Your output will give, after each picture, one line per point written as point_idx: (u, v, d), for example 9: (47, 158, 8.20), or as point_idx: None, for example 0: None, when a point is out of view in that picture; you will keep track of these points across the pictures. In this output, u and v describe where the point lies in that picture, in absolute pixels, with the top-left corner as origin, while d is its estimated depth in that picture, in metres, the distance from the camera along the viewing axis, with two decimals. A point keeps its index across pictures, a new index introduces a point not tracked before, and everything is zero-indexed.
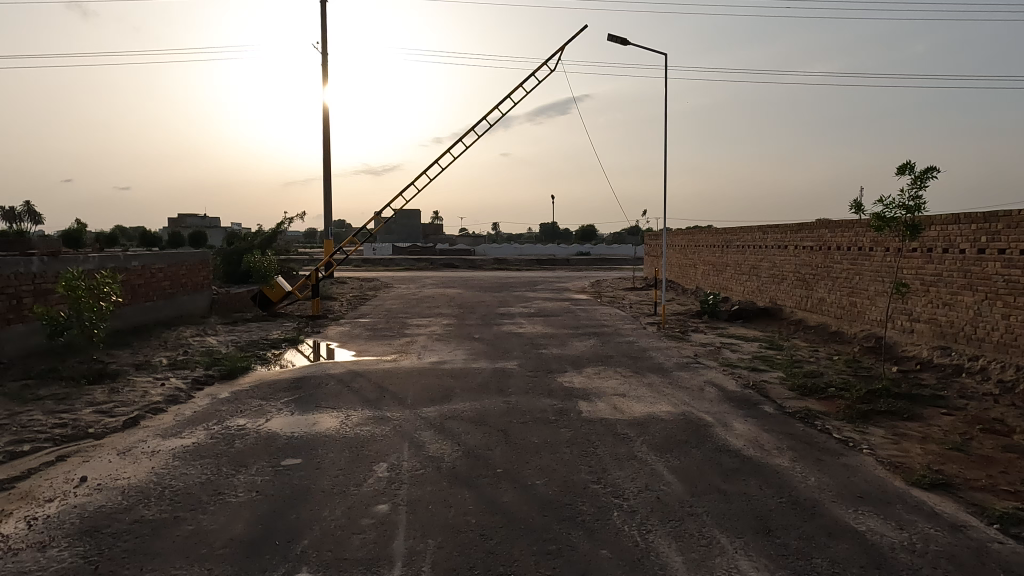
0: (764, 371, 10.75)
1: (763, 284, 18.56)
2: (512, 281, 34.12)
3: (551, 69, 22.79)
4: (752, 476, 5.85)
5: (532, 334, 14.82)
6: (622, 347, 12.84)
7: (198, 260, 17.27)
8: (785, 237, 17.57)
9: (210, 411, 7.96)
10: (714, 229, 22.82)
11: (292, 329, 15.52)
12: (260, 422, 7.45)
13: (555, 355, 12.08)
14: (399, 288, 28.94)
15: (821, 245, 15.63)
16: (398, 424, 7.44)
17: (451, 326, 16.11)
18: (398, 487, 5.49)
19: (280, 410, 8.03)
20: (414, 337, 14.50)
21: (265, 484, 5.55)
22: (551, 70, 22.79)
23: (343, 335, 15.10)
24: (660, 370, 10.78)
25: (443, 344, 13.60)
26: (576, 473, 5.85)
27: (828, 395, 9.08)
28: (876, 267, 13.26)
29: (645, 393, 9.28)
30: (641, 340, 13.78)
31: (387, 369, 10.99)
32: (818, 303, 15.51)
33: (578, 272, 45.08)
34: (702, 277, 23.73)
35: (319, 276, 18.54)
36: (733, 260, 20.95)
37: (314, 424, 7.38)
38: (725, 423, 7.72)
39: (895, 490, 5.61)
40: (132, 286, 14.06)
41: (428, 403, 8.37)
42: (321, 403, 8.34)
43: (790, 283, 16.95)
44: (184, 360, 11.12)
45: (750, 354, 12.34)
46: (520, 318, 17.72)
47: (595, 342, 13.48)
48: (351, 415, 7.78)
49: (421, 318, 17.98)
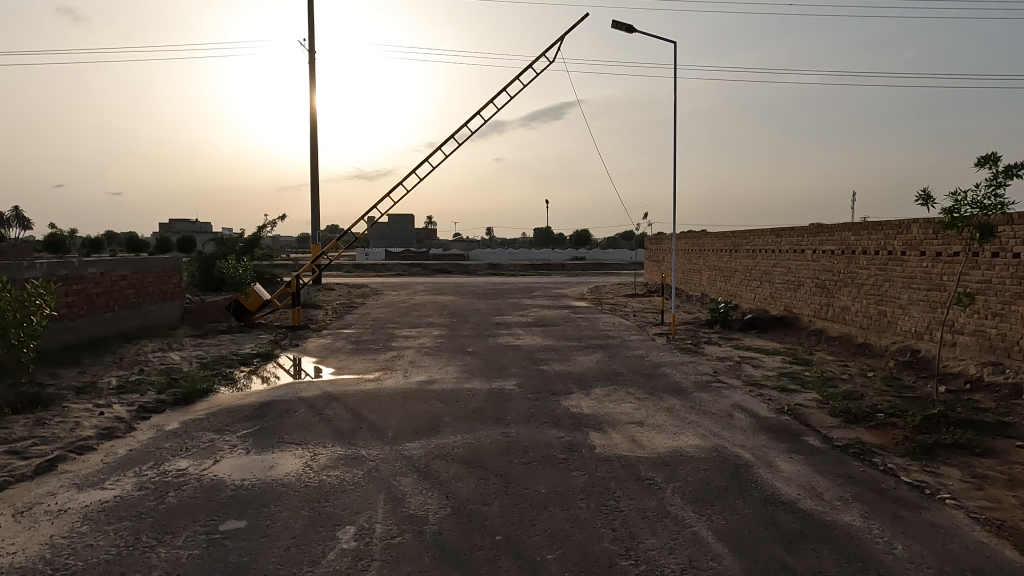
0: (796, 392, 9.49)
1: (777, 291, 17.38)
2: (507, 287, 32.91)
3: (550, 60, 20.15)
4: (822, 545, 4.57)
5: (531, 347, 13.51)
6: (632, 363, 11.54)
7: (168, 266, 15.94)
8: (801, 240, 16.39)
9: (149, 449, 6.62)
10: (722, 233, 21.63)
11: (267, 342, 14.17)
12: (205, 465, 6.11)
13: (558, 373, 10.79)
14: (390, 294, 27.67)
15: (843, 249, 14.44)
16: (374, 467, 6.11)
17: (442, 338, 14.79)
18: (365, 567, 4.17)
19: (234, 448, 6.70)
20: (402, 351, 13.18)
21: (192, 562, 4.23)
22: (550, 61, 20.15)
23: (324, 348, 13.77)
24: (678, 392, 9.48)
25: (433, 359, 12.28)
26: (597, 542, 4.55)
27: (878, 423, 7.82)
28: (910, 273, 12.05)
29: (666, 420, 8.00)
30: (652, 354, 12.53)
31: (368, 391, 9.67)
32: (842, 311, 14.29)
33: (574, 277, 43.87)
34: (708, 284, 22.54)
35: (301, 283, 17.23)
36: (743, 265, 19.77)
37: (271, 468, 6.05)
38: (769, 462, 6.41)
39: (1011, 565, 4.33)
40: (88, 295, 12.72)
41: (411, 438, 7.04)
42: (285, 438, 7.01)
43: (808, 290, 15.76)
44: (137, 381, 9.77)
45: (775, 371, 11.07)
46: (517, 329, 16.45)
47: (601, 357, 12.18)
48: (320, 455, 6.45)
49: (410, 328, 16.67)
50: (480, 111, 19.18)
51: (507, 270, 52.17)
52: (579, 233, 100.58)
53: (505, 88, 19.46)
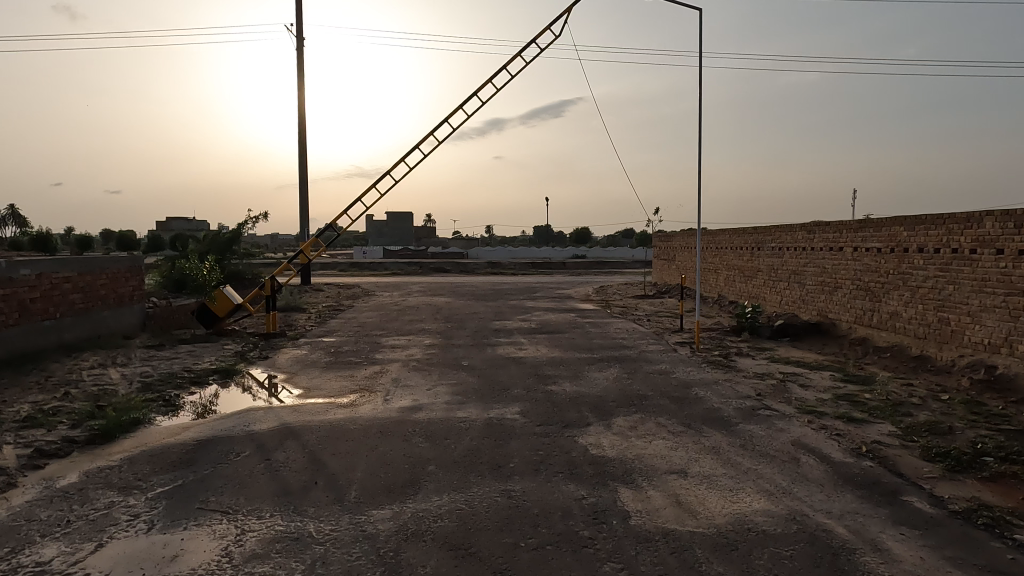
0: (866, 425, 7.65)
1: (809, 293, 15.60)
2: (506, 287, 31.08)
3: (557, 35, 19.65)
4: None
5: (536, 360, 11.66)
6: (657, 383, 9.68)
7: (125, 267, 14.15)
8: (838, 237, 14.60)
9: (15, 523, 4.78)
10: (741, 229, 19.85)
11: (232, 353, 12.35)
12: (79, 556, 4.27)
13: (570, 396, 8.97)
14: (382, 296, 25.92)
15: (892, 246, 12.63)
16: (320, 558, 4.27)
17: (434, 349, 12.96)
18: None
19: (133, 520, 4.86)
20: (385, 366, 11.33)
21: None
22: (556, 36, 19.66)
23: (297, 361, 11.92)
24: (720, 424, 7.64)
25: (422, 376, 10.44)
26: None
27: (993, 473, 6.00)
28: (982, 275, 10.23)
29: (715, 468, 6.16)
30: (677, 369, 10.71)
31: (337, 421, 7.82)
32: (890, 318, 12.47)
33: (577, 277, 41.96)
34: (726, 285, 20.73)
35: (277, 285, 15.41)
36: (767, 263, 17.98)
37: (172, 560, 4.22)
38: (875, 545, 4.59)
39: None
40: (20, 301, 10.90)
41: (380, 503, 5.19)
42: (209, 504, 5.18)
43: (847, 292, 13.98)
44: (52, 409, 7.93)
45: (829, 393, 9.23)
46: (519, 336, 14.64)
47: (619, 374, 10.35)
48: (248, 536, 4.59)
49: (399, 336, 14.84)
50: (477, 91, 19.47)
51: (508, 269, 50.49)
52: (579, 231, 98.60)
53: (504, 67, 19.45)
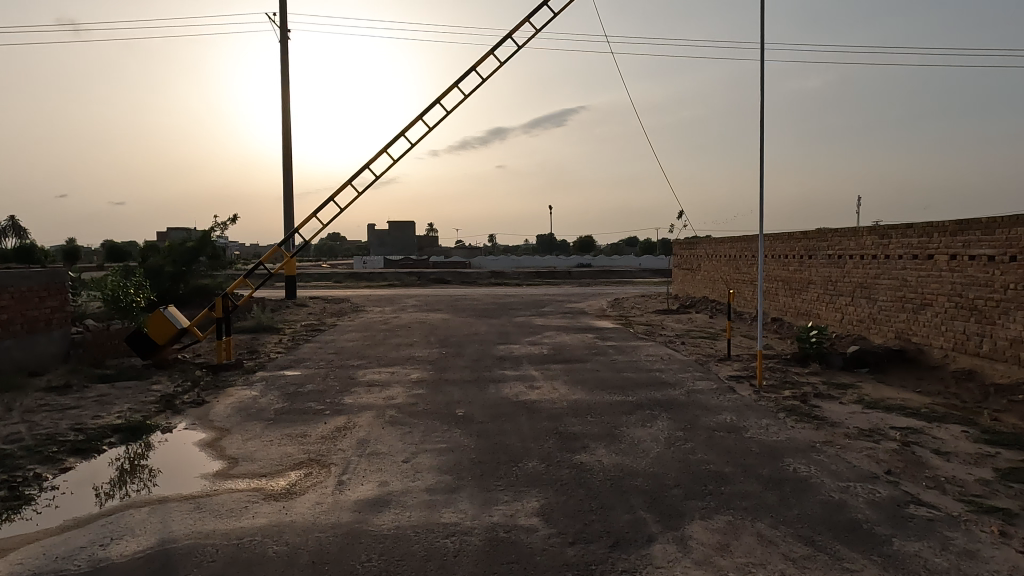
0: None
1: (882, 312, 12.76)
2: (512, 300, 28.43)
3: None
4: None
5: (554, 407, 8.80)
6: (731, 449, 6.77)
7: (37, 283, 11.31)
8: (926, 242, 11.75)
9: None
10: (787, 234, 16.97)
11: (159, 397, 9.50)
12: None
13: (611, 477, 6.07)
14: (371, 312, 23.11)
15: (1012, 252, 9.73)
16: None
17: (421, 388, 10.09)
18: None
19: None
20: (353, 417, 8.45)
21: None
22: None
23: (238, 409, 9.04)
24: (864, 540, 4.75)
25: (399, 436, 7.55)
26: None
27: None
28: None
29: None
30: (751, 423, 7.81)
31: (253, 534, 4.93)
32: (1011, 346, 9.59)
33: (584, 288, 39.58)
34: (768, 299, 17.88)
35: (230, 306, 12.48)
36: (822, 275, 15.13)
37: None
38: None
39: None
40: None
41: None
42: None
43: (942, 312, 11.12)
44: None
45: (987, 468, 6.31)
46: (529, 368, 11.72)
47: (670, 432, 7.48)
48: None
49: (379, 367, 11.95)
50: (475, 66, 15.25)
51: (510, 279, 47.64)
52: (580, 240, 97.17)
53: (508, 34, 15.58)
